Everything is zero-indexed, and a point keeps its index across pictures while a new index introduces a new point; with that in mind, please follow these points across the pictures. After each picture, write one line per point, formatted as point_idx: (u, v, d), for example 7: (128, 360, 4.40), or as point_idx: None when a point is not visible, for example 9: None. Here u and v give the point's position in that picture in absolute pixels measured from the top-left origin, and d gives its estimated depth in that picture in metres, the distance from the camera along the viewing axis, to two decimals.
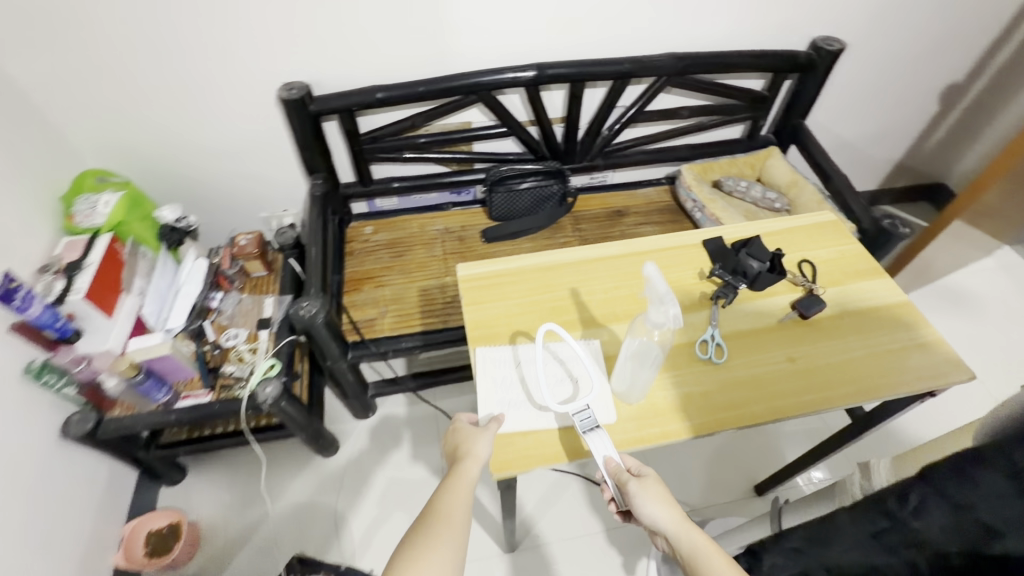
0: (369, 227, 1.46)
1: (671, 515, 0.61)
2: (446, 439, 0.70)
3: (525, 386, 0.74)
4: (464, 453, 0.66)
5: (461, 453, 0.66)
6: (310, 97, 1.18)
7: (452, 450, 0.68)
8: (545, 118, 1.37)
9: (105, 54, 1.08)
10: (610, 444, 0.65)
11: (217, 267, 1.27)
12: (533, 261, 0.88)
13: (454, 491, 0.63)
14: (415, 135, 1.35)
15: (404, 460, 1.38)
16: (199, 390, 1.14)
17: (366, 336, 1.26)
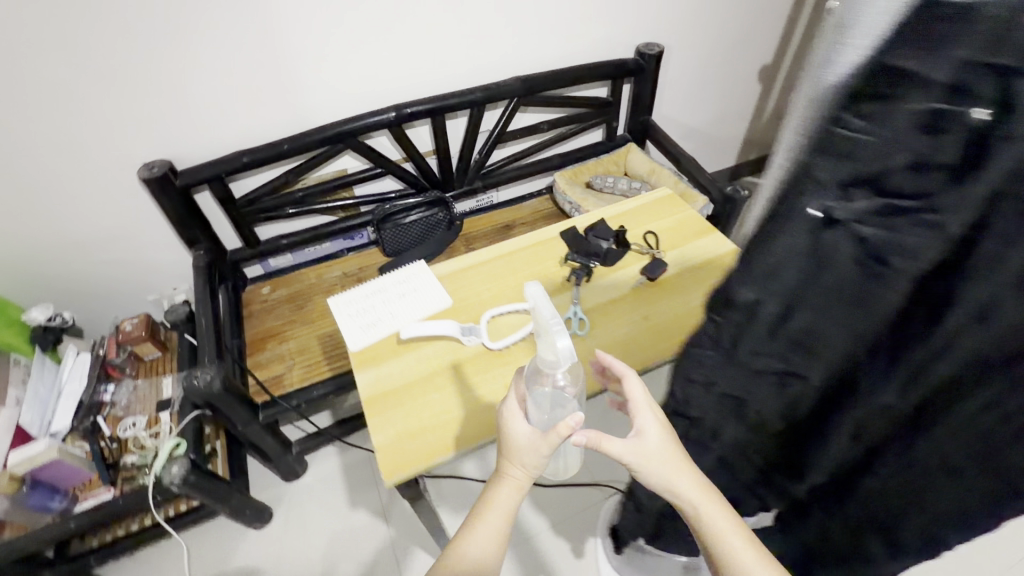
0: (265, 287, 1.47)
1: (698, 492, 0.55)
2: (346, 339, 0.85)
3: (374, 309, 0.89)
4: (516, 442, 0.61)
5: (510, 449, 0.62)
6: (173, 172, 1.20)
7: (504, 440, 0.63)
8: (417, 153, 1.46)
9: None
10: (483, 334, 0.82)
11: (103, 357, 1.22)
12: (408, 280, 0.94)
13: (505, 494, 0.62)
14: (291, 191, 1.38)
15: (342, 508, 1.37)
16: (99, 489, 1.07)
17: (276, 391, 1.25)
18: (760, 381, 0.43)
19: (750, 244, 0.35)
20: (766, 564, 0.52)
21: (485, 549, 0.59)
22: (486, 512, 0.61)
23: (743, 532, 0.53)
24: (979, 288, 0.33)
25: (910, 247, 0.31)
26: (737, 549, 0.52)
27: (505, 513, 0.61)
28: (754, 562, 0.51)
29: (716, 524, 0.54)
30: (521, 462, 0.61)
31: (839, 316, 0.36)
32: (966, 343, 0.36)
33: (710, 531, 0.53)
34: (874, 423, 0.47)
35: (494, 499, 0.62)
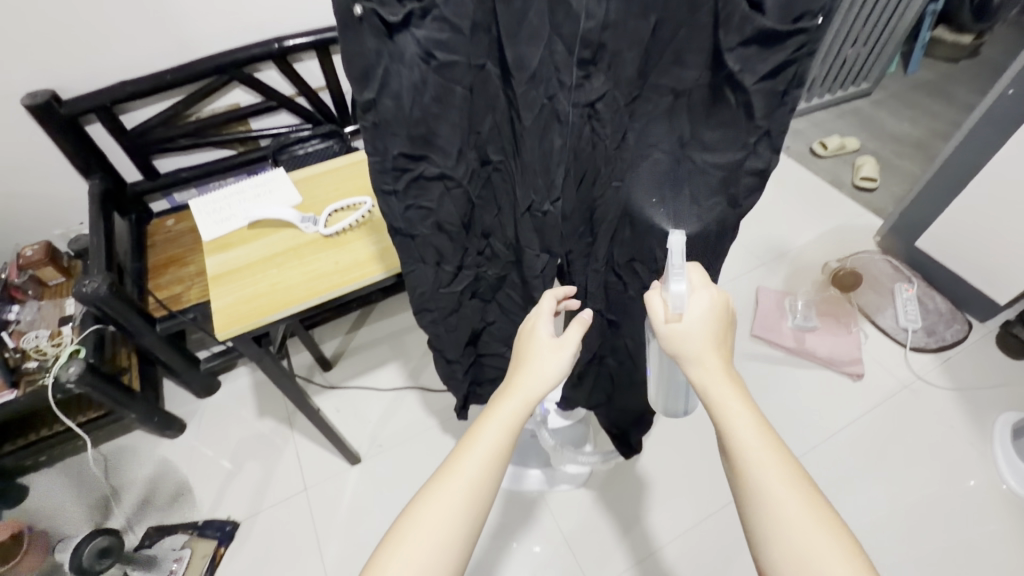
0: (171, 219, 1.54)
1: (746, 413, 0.51)
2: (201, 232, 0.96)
3: (230, 207, 1.00)
4: (533, 355, 0.60)
5: (525, 362, 0.60)
6: (57, 101, 1.26)
7: (520, 355, 0.62)
8: (308, 88, 1.54)
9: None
10: (318, 223, 0.94)
11: (5, 280, 1.30)
12: (265, 183, 1.04)
13: (521, 403, 0.56)
14: (183, 123, 1.45)
15: (251, 418, 1.50)
16: (4, 390, 1.18)
17: (175, 307, 1.35)
18: (430, 186, 0.55)
19: (342, 52, 0.43)
20: (774, 448, 0.50)
21: (487, 464, 0.53)
22: (487, 425, 0.55)
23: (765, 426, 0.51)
24: (526, 86, 0.47)
25: (452, 44, 0.44)
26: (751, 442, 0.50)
27: (508, 425, 0.56)
28: (761, 449, 0.49)
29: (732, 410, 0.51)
30: (531, 374, 0.59)
31: (444, 113, 0.49)
32: (556, 144, 0.52)
33: (736, 430, 0.51)
34: (552, 236, 0.62)
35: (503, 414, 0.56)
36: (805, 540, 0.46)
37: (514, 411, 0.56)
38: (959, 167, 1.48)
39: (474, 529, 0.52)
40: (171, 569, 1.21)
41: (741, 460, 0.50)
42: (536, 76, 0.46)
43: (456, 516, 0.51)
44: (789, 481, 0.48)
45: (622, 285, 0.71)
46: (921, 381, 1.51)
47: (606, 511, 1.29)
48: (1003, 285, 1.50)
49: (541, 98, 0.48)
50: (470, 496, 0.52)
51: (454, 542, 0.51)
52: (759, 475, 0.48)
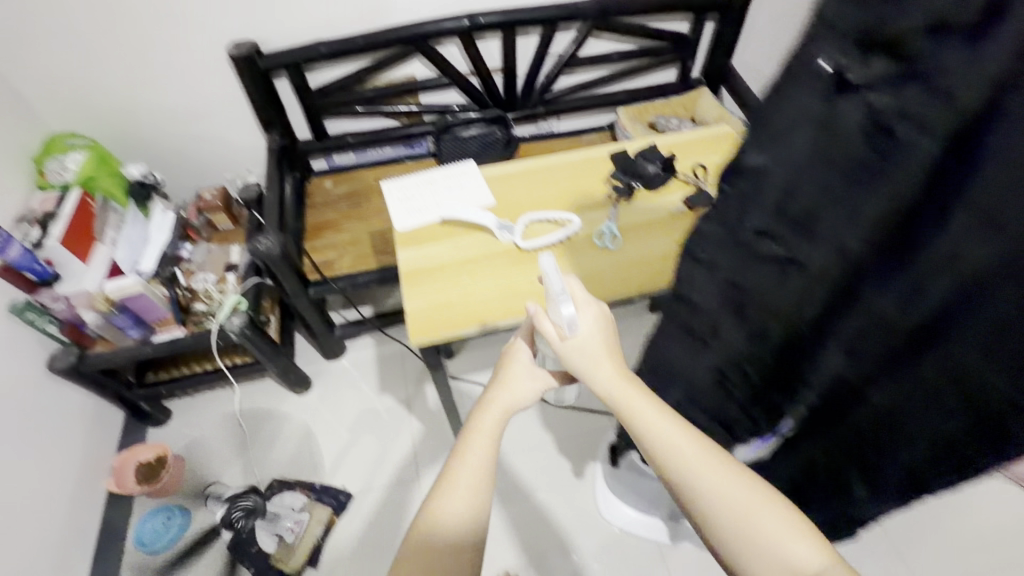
0: (328, 181, 1.56)
1: (696, 447, 0.56)
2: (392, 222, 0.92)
3: (422, 198, 0.95)
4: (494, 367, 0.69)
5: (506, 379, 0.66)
6: (257, 53, 1.27)
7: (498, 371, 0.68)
8: (485, 68, 1.47)
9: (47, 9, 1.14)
10: (515, 233, 0.87)
11: (184, 219, 1.37)
12: (456, 177, 0.98)
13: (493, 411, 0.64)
14: (360, 89, 1.44)
15: (371, 392, 1.51)
16: (173, 326, 1.24)
17: (327, 274, 1.36)
18: (755, 265, 0.45)
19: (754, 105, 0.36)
20: (736, 476, 0.54)
21: (479, 475, 0.59)
22: (471, 441, 0.61)
23: (671, 416, 0.58)
24: (986, 183, 0.34)
25: (920, 118, 0.31)
26: (673, 440, 0.56)
27: (490, 433, 0.62)
28: (681, 438, 0.56)
29: (639, 407, 0.58)
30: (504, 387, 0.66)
31: (840, 196, 0.37)
32: (970, 257, 0.38)
33: (688, 463, 0.55)
34: (866, 348, 0.51)
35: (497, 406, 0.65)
36: (747, 511, 0.52)
37: (494, 420, 0.62)
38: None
39: (477, 533, 0.57)
40: (289, 529, 1.26)
41: (704, 490, 0.54)
42: (1011, 178, 0.33)
43: (465, 528, 0.56)
44: (753, 499, 0.53)
45: (917, 408, 0.54)
46: None
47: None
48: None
49: (989, 201, 0.35)
50: (475, 503, 0.58)
51: (465, 544, 0.56)
52: (696, 475, 0.55)
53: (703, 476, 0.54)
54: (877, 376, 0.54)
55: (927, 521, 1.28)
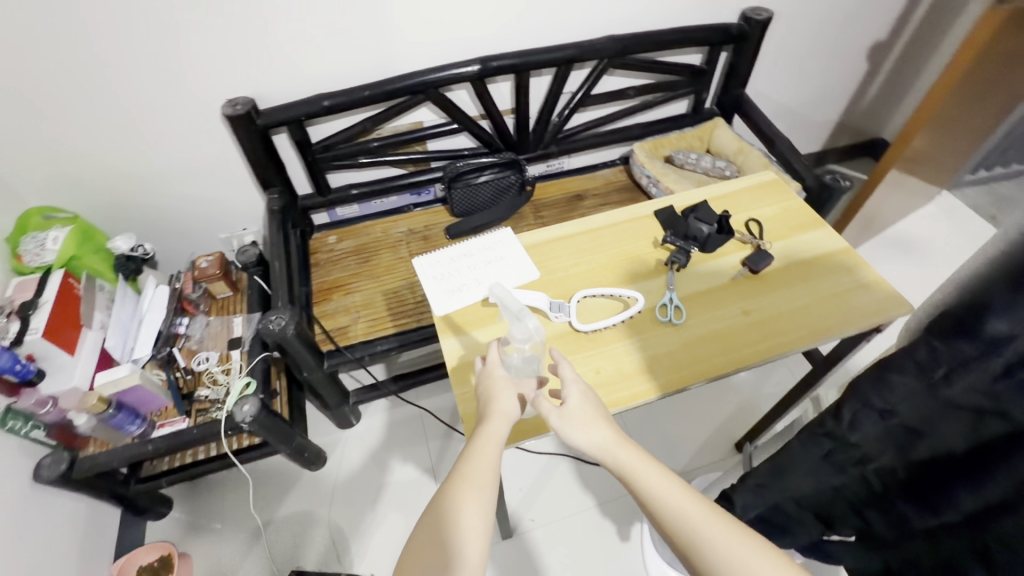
0: (332, 236, 1.46)
1: (686, 495, 0.56)
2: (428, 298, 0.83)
3: (459, 275, 0.86)
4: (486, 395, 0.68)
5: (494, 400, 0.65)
6: (255, 111, 1.17)
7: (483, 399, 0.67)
8: (496, 111, 1.40)
9: (21, 79, 1.03)
10: (571, 312, 0.79)
11: (179, 292, 1.25)
12: (494, 247, 0.90)
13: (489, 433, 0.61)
14: (365, 140, 1.34)
15: (393, 461, 1.40)
16: (176, 418, 1.12)
17: (341, 342, 1.25)
18: None
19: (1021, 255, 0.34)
20: (735, 528, 0.52)
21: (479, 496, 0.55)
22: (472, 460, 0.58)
23: (660, 466, 0.59)
24: None
25: None
26: (666, 487, 0.56)
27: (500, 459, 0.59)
28: (673, 489, 0.56)
29: (631, 458, 0.59)
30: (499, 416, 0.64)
31: None
32: None
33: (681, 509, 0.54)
34: None
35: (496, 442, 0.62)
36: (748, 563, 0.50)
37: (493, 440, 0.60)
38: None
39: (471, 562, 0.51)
40: None
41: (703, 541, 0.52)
42: None
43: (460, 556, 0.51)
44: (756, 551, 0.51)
45: None
46: None
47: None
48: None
49: None
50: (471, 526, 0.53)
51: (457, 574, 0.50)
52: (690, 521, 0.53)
53: (694, 519, 0.53)
54: None
55: None
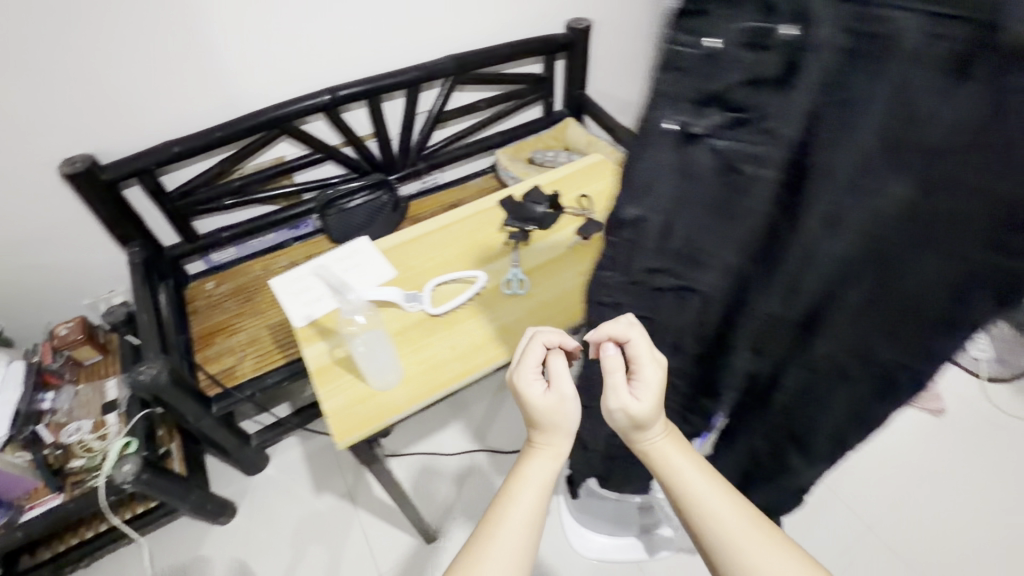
0: (210, 282, 1.43)
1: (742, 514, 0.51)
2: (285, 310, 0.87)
3: (318, 286, 0.90)
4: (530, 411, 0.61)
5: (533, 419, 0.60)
6: (97, 166, 1.15)
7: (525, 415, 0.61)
8: (356, 137, 1.45)
9: None
10: (425, 300, 0.85)
11: (38, 365, 1.15)
12: (352, 255, 0.94)
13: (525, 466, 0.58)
14: (227, 180, 1.35)
15: (308, 495, 1.38)
16: (47, 496, 1.06)
17: (229, 383, 1.24)
18: None
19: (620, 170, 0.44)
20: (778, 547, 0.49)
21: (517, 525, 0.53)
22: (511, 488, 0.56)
23: (721, 483, 0.54)
24: (821, 195, 0.40)
25: (758, 155, 0.39)
26: (715, 505, 0.52)
27: (537, 485, 0.57)
28: (722, 502, 0.52)
29: (682, 470, 0.55)
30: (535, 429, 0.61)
31: (711, 221, 0.45)
32: (827, 252, 0.44)
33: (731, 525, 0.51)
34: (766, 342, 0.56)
35: (523, 458, 0.60)
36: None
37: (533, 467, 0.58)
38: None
39: None
40: None
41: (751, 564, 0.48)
42: (834, 189, 0.40)
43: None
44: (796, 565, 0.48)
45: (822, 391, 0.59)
46: (1003, 415, 1.46)
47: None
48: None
49: (824, 205, 0.41)
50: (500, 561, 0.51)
51: None
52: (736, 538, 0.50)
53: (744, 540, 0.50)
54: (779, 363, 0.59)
55: (859, 461, 1.40)
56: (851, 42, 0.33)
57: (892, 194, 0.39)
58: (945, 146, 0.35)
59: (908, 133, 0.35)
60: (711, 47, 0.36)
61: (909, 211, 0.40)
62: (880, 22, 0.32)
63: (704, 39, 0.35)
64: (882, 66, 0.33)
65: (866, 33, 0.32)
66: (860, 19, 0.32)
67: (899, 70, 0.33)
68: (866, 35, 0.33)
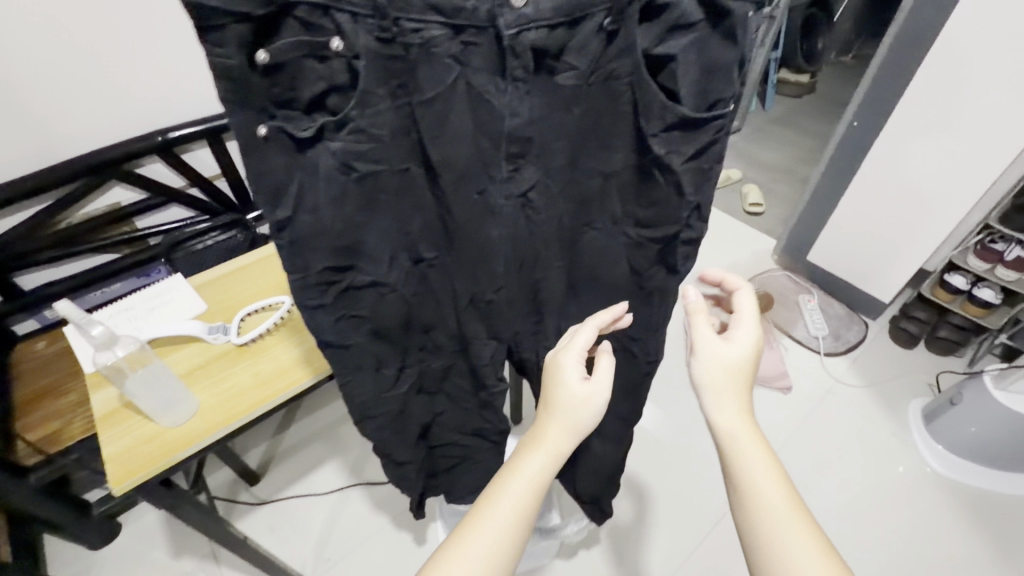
0: (40, 341, 1.30)
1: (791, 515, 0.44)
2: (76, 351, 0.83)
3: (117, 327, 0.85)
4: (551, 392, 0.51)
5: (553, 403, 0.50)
6: None
7: (545, 396, 0.52)
8: (201, 177, 1.42)
9: None
10: (228, 330, 0.83)
11: None
12: (157, 294, 0.90)
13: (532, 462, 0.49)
14: (52, 232, 1.26)
15: (164, 563, 1.26)
16: None
17: (55, 447, 1.12)
18: (363, 296, 0.50)
19: (248, 181, 0.39)
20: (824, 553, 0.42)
21: (511, 527, 0.46)
22: (505, 483, 0.48)
23: (775, 473, 0.47)
24: (456, 189, 0.44)
25: (372, 154, 0.40)
26: (768, 498, 0.45)
27: (534, 482, 0.49)
28: (779, 495, 0.45)
29: (747, 459, 0.47)
30: (556, 411, 0.50)
31: (365, 221, 0.44)
32: (494, 239, 0.48)
33: (769, 524, 0.44)
34: (506, 330, 0.60)
35: (520, 445, 0.51)
36: None
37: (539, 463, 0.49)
38: (855, 143, 1.24)
39: None
40: None
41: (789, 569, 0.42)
42: (464, 183, 0.44)
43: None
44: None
45: None
46: (839, 384, 1.40)
47: (682, 528, 1.04)
48: (894, 276, 1.36)
49: (472, 194, 0.45)
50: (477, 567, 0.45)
51: None
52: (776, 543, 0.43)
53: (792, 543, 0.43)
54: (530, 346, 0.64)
55: None
56: (395, 50, 0.35)
57: (522, 182, 0.45)
58: (534, 134, 0.42)
59: (500, 127, 0.41)
60: (268, 61, 0.34)
61: (544, 192, 0.47)
62: (403, 30, 0.34)
63: (259, 55, 0.33)
64: (444, 69, 0.37)
65: (398, 38, 0.35)
66: (386, 31, 0.34)
67: (460, 75, 0.37)
68: (405, 43, 0.35)
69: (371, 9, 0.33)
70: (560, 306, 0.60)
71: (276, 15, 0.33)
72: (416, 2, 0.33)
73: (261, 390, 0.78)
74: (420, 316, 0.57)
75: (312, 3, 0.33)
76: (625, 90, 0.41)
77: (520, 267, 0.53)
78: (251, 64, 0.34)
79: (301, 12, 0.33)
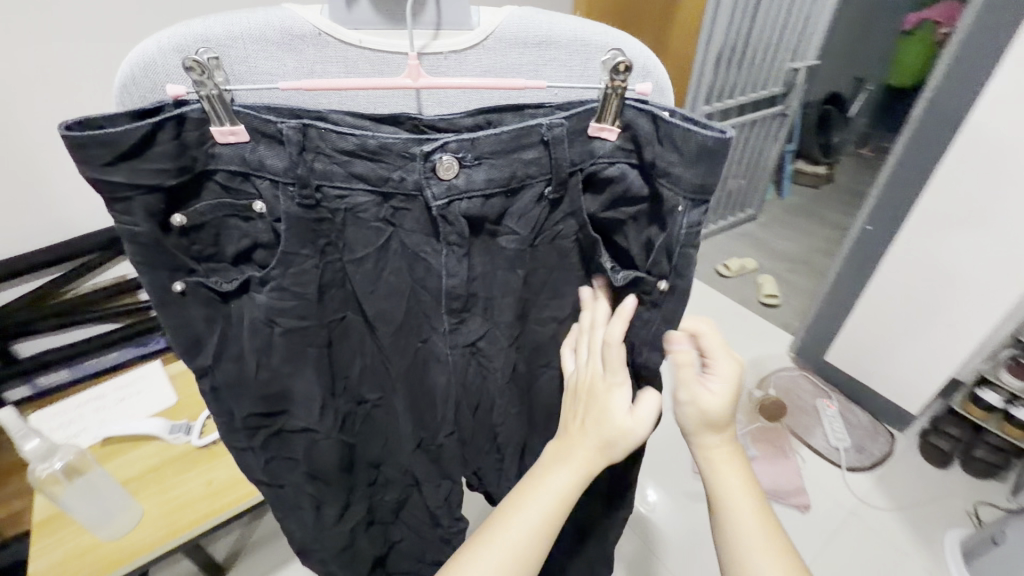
0: None
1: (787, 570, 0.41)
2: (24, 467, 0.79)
3: (82, 419, 0.83)
4: (585, 399, 0.40)
5: (591, 406, 0.40)
6: None
7: (576, 394, 0.41)
8: None
9: None
10: (190, 430, 0.79)
11: None
12: (131, 382, 0.88)
13: (556, 480, 0.39)
14: None
15: None
16: None
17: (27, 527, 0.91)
18: (295, 438, 0.46)
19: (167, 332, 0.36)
20: None
21: (528, 554, 0.38)
22: (521, 506, 0.39)
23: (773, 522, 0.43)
24: (393, 339, 0.41)
25: (297, 310, 0.37)
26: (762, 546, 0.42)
27: (557, 505, 0.39)
28: (771, 548, 0.42)
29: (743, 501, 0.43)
30: (587, 424, 0.40)
31: (293, 373, 0.40)
32: (438, 386, 0.44)
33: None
34: (461, 469, 0.55)
35: (546, 453, 0.42)
36: None
37: (563, 482, 0.39)
38: (865, 249, 1.17)
39: None
40: None
41: None
42: (402, 333, 0.41)
43: None
44: None
45: None
46: (863, 504, 1.20)
47: None
48: (923, 391, 1.21)
49: (414, 343, 0.42)
50: None
51: None
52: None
53: None
54: (490, 485, 0.58)
55: None
56: (319, 214, 0.33)
57: (467, 334, 0.41)
58: (477, 289, 0.39)
59: (437, 284, 0.38)
60: (185, 223, 0.32)
61: (494, 343, 0.43)
62: (325, 196, 0.33)
63: (175, 217, 0.32)
64: (373, 230, 0.35)
65: (320, 203, 0.33)
66: (307, 197, 0.32)
67: (391, 235, 0.36)
68: (328, 207, 0.33)
69: (288, 178, 0.32)
70: (522, 448, 0.54)
71: (195, 180, 0.32)
72: (338, 172, 0.32)
73: (211, 502, 0.72)
74: (367, 452, 0.53)
75: (230, 171, 0.32)
76: (571, 248, 0.38)
77: (472, 412, 0.48)
78: (165, 227, 0.32)
79: (221, 178, 0.32)
